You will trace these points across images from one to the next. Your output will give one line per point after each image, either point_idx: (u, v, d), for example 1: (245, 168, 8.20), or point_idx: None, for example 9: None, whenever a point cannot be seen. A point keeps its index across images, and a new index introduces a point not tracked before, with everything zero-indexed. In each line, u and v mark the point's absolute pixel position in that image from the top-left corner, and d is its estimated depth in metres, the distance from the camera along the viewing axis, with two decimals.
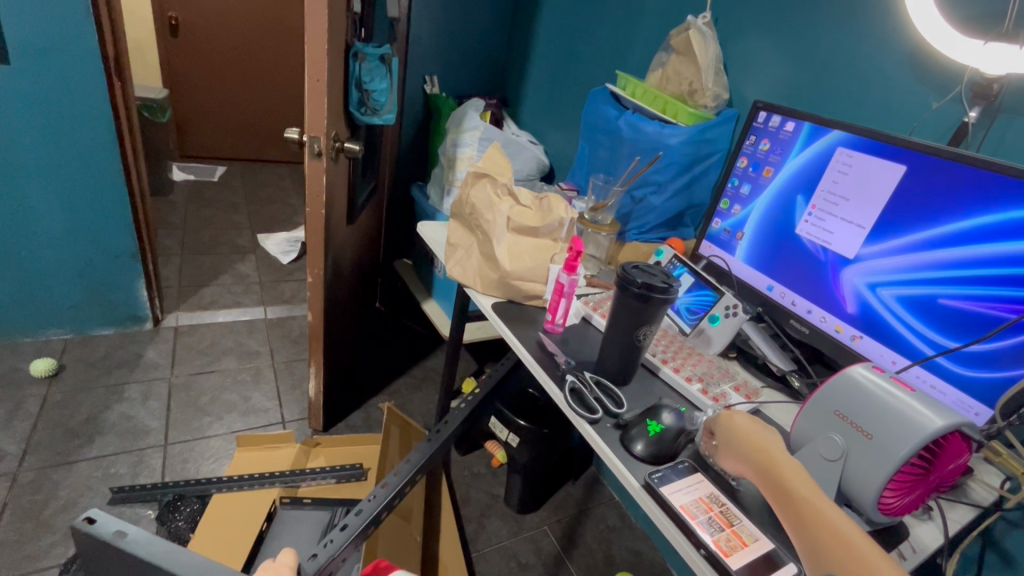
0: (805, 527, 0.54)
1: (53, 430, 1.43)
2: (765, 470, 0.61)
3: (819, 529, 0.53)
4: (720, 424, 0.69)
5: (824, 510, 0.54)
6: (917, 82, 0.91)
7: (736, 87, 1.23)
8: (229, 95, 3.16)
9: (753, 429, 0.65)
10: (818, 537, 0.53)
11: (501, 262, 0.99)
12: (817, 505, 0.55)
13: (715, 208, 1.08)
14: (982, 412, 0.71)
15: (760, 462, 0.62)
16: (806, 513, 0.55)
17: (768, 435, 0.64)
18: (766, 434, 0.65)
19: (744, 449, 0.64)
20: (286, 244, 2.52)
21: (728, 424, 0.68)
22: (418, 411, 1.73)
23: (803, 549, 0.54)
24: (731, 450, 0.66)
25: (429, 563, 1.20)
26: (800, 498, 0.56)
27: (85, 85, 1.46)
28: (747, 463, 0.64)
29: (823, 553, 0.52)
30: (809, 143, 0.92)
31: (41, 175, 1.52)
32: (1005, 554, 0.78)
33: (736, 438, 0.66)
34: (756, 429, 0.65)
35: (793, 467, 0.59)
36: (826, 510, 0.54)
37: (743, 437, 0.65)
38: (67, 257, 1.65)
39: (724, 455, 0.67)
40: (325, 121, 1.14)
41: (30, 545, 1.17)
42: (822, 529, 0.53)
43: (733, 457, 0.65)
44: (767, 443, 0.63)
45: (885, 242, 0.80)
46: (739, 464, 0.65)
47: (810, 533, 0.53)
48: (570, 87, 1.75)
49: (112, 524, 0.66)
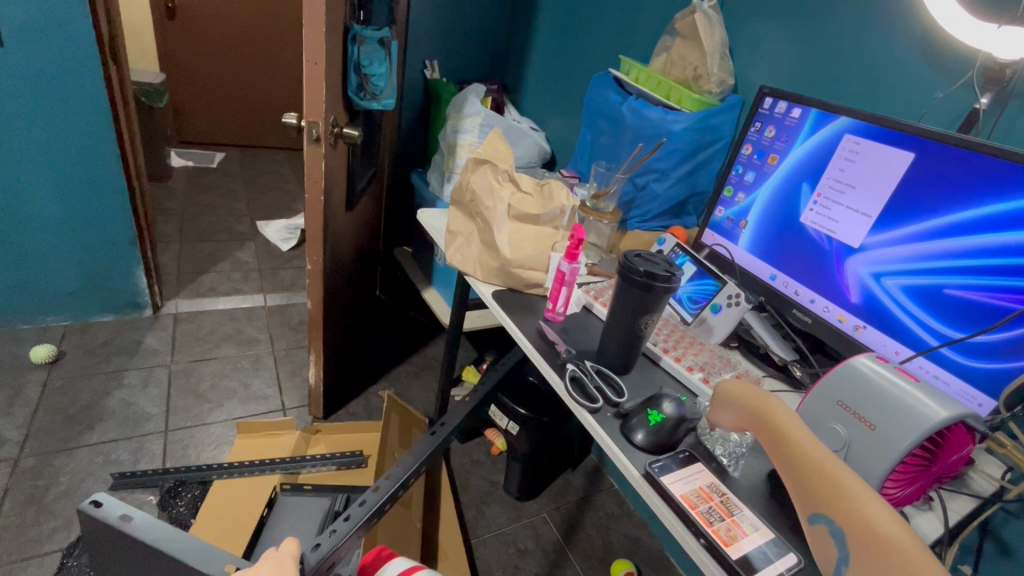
0: (796, 472, 0.54)
1: (54, 417, 1.44)
2: (756, 418, 0.61)
3: (810, 471, 0.53)
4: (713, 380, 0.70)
5: (811, 453, 0.54)
6: (928, 69, 0.89)
7: (742, 73, 1.20)
8: (226, 80, 3.12)
9: (739, 381, 0.66)
10: (808, 479, 0.53)
11: (502, 250, 0.98)
12: (803, 448, 0.55)
13: (719, 195, 1.07)
14: (985, 403, 0.70)
15: (751, 410, 0.61)
16: (796, 457, 0.55)
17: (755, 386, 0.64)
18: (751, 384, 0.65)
19: (734, 401, 0.64)
20: (286, 232, 2.50)
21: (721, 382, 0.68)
22: (418, 398, 1.74)
23: (795, 490, 0.54)
24: (725, 406, 0.66)
25: (429, 550, 1.21)
26: (790, 441, 0.56)
27: (79, 69, 1.43)
28: (739, 416, 0.64)
29: (816, 495, 0.52)
30: (815, 131, 0.90)
31: (39, 161, 1.50)
32: (1005, 545, 0.78)
33: (728, 396, 0.65)
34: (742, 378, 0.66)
35: (780, 415, 0.59)
36: (816, 454, 0.53)
37: (729, 390, 0.66)
38: (65, 243, 1.63)
39: (720, 412, 0.67)
40: (324, 105, 1.12)
41: (32, 530, 1.17)
42: (814, 473, 0.52)
43: (728, 411, 0.66)
44: (751, 392, 0.63)
45: (891, 231, 0.79)
46: (734, 416, 0.65)
47: (801, 479, 0.53)
48: (572, 72, 1.72)
49: (117, 508, 0.67)
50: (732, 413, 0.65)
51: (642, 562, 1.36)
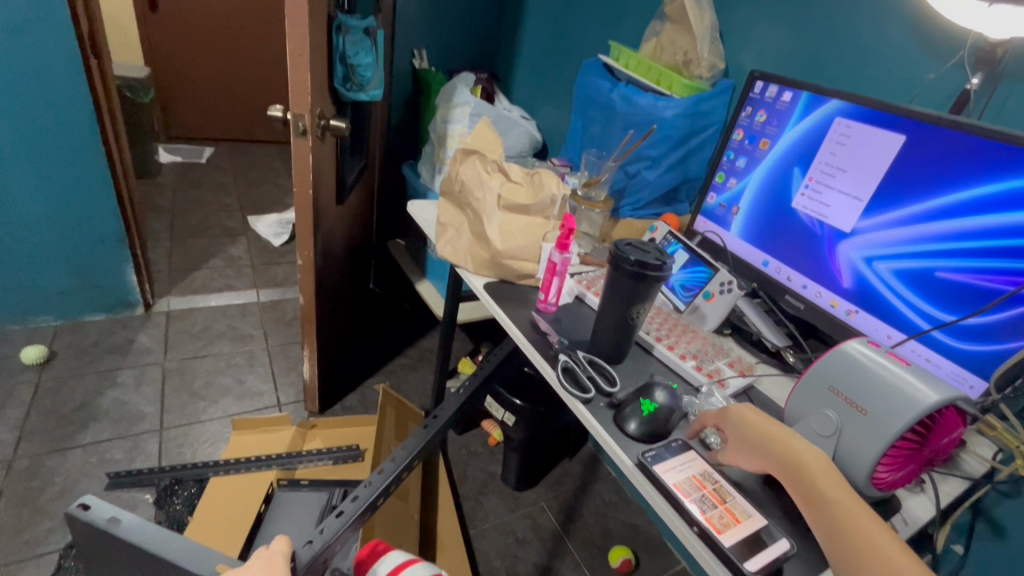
0: (833, 535, 0.51)
1: (47, 417, 1.43)
2: (788, 469, 0.58)
3: (849, 534, 0.49)
4: (728, 412, 0.66)
5: (850, 514, 0.51)
6: (919, 49, 0.88)
7: (733, 57, 1.19)
8: (212, 72, 3.07)
9: (767, 422, 0.62)
10: (832, 524, 0.51)
11: (493, 241, 0.97)
12: (837, 507, 0.52)
13: (710, 182, 1.06)
14: (976, 385, 0.70)
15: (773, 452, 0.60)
16: (835, 515, 0.51)
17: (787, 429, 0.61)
18: (783, 432, 0.61)
19: (756, 444, 0.61)
20: (277, 226, 2.48)
21: (740, 418, 0.64)
22: (414, 391, 1.74)
23: (827, 554, 0.51)
24: (743, 445, 0.63)
25: (428, 542, 1.21)
26: (832, 495, 0.53)
27: (59, 64, 1.40)
28: (760, 457, 0.61)
29: (841, 542, 0.50)
30: (806, 114, 0.89)
31: (23, 159, 1.48)
32: (996, 524, 0.79)
33: (750, 434, 0.62)
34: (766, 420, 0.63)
35: (818, 463, 0.56)
36: (854, 515, 0.50)
37: (756, 430, 0.62)
38: (52, 243, 1.61)
39: (733, 449, 0.65)
40: (309, 97, 1.10)
41: (29, 531, 1.17)
42: (854, 535, 0.49)
43: (743, 450, 0.63)
44: (784, 438, 0.60)
45: (883, 214, 0.79)
46: (755, 459, 0.62)
47: (840, 545, 0.50)
48: (563, 59, 1.70)
49: (107, 510, 0.67)
50: (755, 456, 0.62)
51: (640, 548, 1.37)
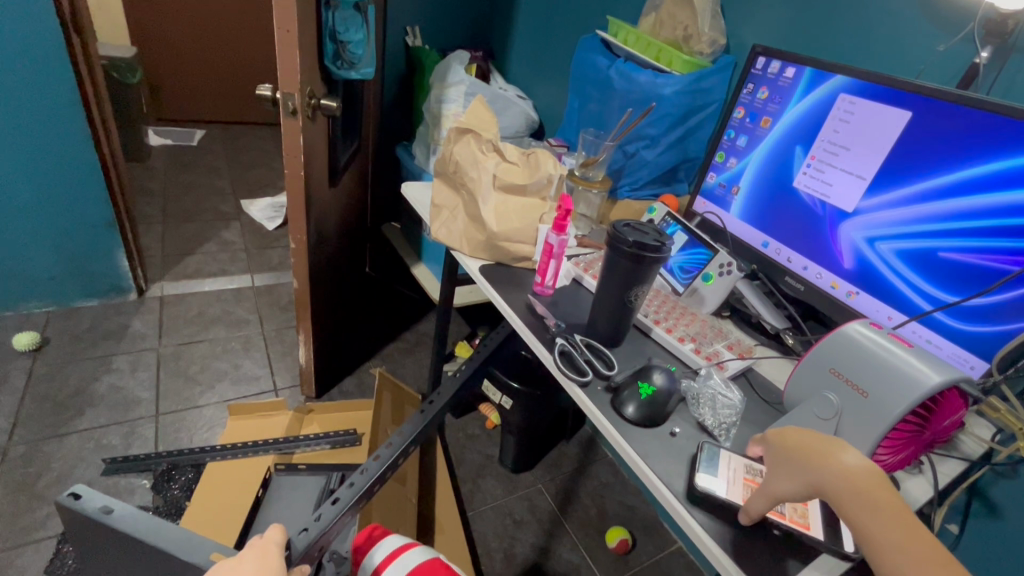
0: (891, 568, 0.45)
1: (41, 404, 1.42)
2: (838, 490, 0.51)
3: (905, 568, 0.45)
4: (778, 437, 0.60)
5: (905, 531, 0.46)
6: (926, 22, 0.85)
7: (734, 31, 1.16)
8: (200, 51, 2.99)
9: (812, 438, 0.56)
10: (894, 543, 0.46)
11: (489, 223, 0.95)
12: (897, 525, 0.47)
13: (710, 161, 1.04)
14: (977, 366, 0.70)
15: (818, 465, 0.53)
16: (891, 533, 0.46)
17: (831, 441, 0.54)
18: (826, 445, 0.54)
19: (805, 464, 0.54)
20: (271, 210, 2.45)
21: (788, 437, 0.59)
22: (411, 374, 1.73)
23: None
24: (786, 460, 0.56)
25: (425, 525, 1.22)
26: (892, 521, 0.47)
27: (39, 42, 1.35)
28: (804, 470, 0.54)
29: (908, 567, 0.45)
30: (810, 90, 0.87)
31: (4, 142, 1.43)
32: (992, 504, 0.79)
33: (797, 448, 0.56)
34: (812, 437, 0.56)
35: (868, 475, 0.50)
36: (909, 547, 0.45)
37: (802, 445, 0.56)
38: (41, 228, 1.58)
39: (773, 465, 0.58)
40: (299, 76, 1.07)
41: (27, 517, 1.17)
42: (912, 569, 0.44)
43: (784, 466, 0.56)
44: (831, 452, 0.53)
45: (886, 193, 0.77)
46: (792, 478, 0.55)
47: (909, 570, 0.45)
48: (561, 35, 1.65)
49: (98, 500, 0.67)
50: (794, 476, 0.55)
51: (637, 529, 1.38)
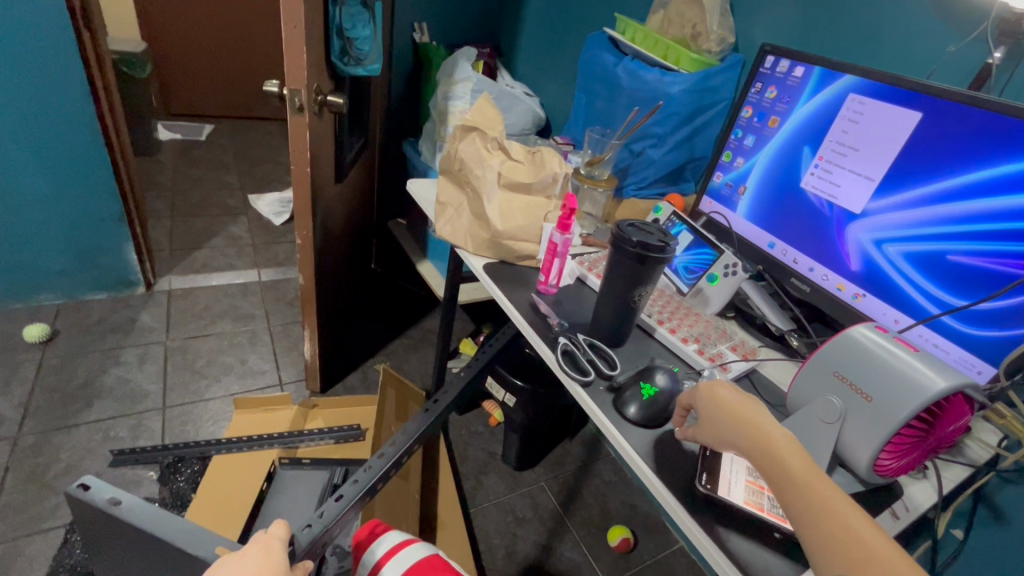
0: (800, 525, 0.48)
1: (51, 395, 1.44)
2: (758, 457, 0.53)
3: (827, 526, 0.46)
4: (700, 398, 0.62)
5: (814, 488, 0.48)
6: (939, 21, 0.84)
7: (743, 30, 1.15)
8: (209, 46, 3.00)
9: (737, 402, 0.58)
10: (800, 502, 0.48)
11: (493, 221, 0.95)
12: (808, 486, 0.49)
13: (717, 161, 1.03)
14: (985, 370, 0.69)
15: (743, 432, 0.55)
16: (801, 491, 0.49)
17: (757, 410, 0.57)
18: (752, 412, 0.57)
19: (731, 428, 0.57)
20: (278, 205, 2.46)
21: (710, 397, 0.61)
22: (416, 371, 1.74)
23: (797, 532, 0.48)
24: (715, 425, 0.59)
25: (427, 520, 1.23)
26: (801, 481, 0.49)
27: (50, 37, 1.36)
28: (732, 436, 0.57)
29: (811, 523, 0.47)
30: (819, 89, 0.86)
31: (16, 136, 1.45)
32: (997, 510, 0.79)
33: (721, 413, 0.58)
34: (739, 399, 0.58)
35: (785, 440, 0.53)
36: (831, 505, 0.47)
37: (727, 410, 0.58)
38: (51, 221, 1.60)
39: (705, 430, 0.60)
40: (306, 72, 1.07)
41: (36, 506, 1.19)
42: (832, 529, 0.45)
43: (716, 432, 0.58)
44: (755, 420, 0.56)
45: (895, 195, 0.76)
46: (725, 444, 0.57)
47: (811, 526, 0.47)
48: (569, 32, 1.65)
49: (107, 491, 0.68)
50: (728, 443, 0.57)
51: (639, 528, 1.38)
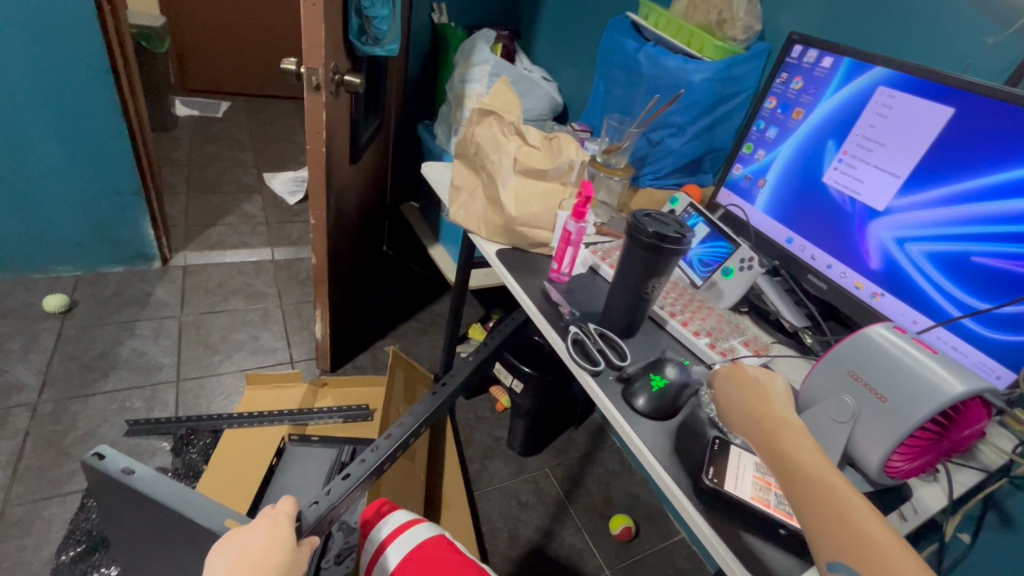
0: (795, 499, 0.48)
1: (68, 364, 1.47)
2: (761, 437, 0.55)
3: (822, 500, 0.46)
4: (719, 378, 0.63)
5: (811, 465, 0.49)
6: (977, 13, 0.81)
7: (770, 17, 1.12)
8: (227, 23, 2.99)
9: (753, 386, 0.60)
10: (796, 478, 0.49)
11: (507, 207, 0.95)
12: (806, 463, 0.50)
13: (737, 152, 1.01)
14: (1004, 376, 0.68)
15: (753, 414, 0.57)
16: (799, 466, 0.50)
17: (774, 399, 0.58)
18: (765, 397, 0.58)
19: (743, 410, 0.58)
20: (292, 185, 2.47)
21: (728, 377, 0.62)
22: (425, 354, 1.75)
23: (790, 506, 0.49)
24: (728, 404, 0.60)
25: (432, 501, 1.24)
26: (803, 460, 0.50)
27: (71, 10, 1.36)
28: (742, 416, 0.58)
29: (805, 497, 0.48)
30: (847, 81, 0.84)
31: (38, 108, 1.46)
32: (1007, 516, 0.78)
33: (735, 396, 0.60)
34: (756, 384, 0.60)
35: (792, 425, 0.54)
36: (835, 489, 0.47)
37: (740, 393, 0.60)
38: (70, 193, 1.62)
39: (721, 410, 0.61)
40: (324, 50, 1.06)
41: (53, 471, 1.22)
42: (831, 509, 0.45)
43: (729, 413, 0.60)
44: (766, 406, 0.57)
45: (921, 193, 0.74)
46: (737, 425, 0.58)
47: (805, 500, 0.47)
48: (590, 16, 1.61)
49: (120, 461, 0.69)
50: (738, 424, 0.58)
51: (641, 518, 1.39)
